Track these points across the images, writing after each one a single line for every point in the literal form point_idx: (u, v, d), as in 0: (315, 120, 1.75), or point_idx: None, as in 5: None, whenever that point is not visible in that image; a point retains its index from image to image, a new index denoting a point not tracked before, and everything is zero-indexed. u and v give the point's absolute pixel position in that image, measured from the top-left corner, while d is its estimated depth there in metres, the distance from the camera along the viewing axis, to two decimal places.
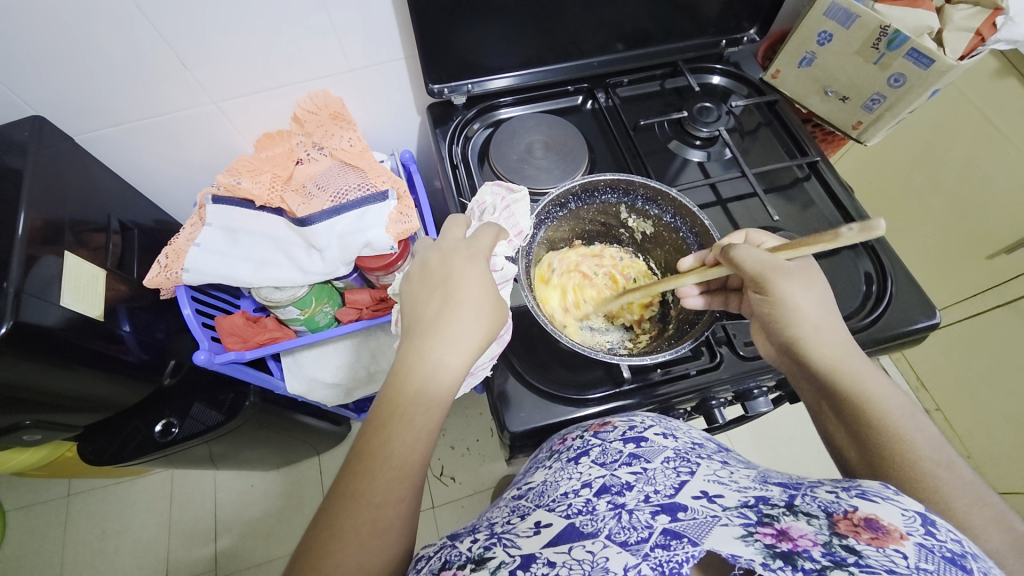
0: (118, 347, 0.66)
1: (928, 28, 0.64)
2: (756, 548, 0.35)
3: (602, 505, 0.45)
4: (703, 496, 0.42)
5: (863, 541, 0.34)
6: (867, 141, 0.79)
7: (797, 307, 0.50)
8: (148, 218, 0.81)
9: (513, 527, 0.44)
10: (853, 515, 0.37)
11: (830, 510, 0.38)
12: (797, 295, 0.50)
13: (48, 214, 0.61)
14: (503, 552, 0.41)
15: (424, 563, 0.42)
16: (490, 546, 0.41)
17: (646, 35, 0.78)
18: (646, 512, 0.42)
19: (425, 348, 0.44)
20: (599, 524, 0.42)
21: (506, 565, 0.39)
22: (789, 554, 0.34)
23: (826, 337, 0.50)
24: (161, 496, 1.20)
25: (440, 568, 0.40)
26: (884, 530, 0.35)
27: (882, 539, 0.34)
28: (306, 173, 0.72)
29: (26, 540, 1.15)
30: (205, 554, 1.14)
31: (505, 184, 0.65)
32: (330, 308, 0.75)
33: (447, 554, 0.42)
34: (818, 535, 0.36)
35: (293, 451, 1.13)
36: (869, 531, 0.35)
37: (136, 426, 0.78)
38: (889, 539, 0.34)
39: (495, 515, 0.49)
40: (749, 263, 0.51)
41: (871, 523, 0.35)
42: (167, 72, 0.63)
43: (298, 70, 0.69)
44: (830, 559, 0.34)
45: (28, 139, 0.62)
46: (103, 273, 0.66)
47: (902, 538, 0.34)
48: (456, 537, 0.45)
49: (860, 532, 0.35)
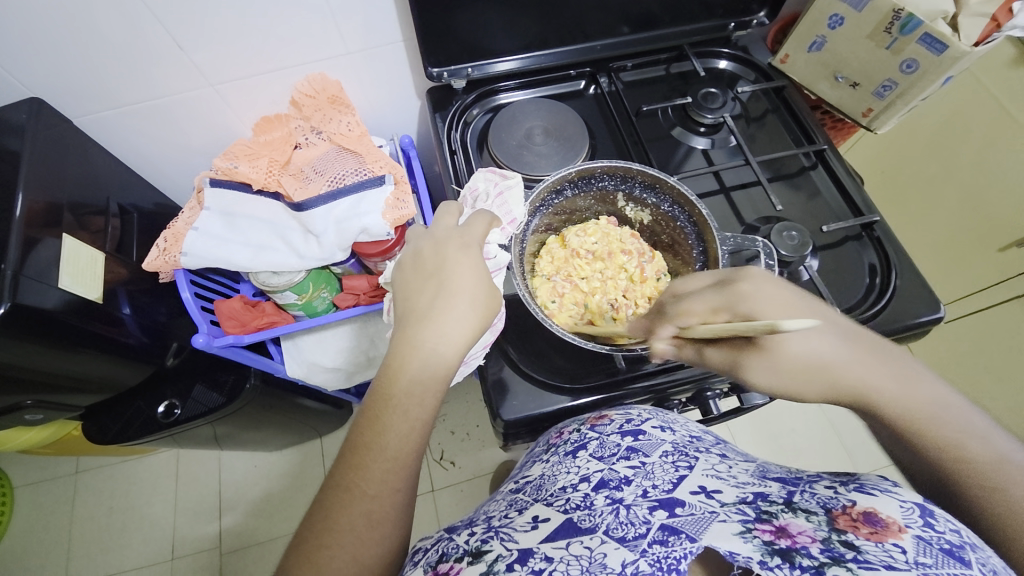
0: (117, 329, 0.66)
1: (943, 12, 0.61)
2: (754, 545, 0.36)
3: (600, 499, 0.45)
4: (702, 492, 0.43)
5: (862, 536, 0.35)
6: (878, 129, 0.77)
7: (799, 347, 0.42)
8: (148, 202, 0.82)
9: (511, 521, 0.44)
10: (852, 510, 0.37)
11: (829, 506, 0.39)
12: (777, 367, 0.43)
13: (46, 195, 0.61)
14: (500, 545, 0.41)
15: (421, 555, 0.43)
16: (488, 540, 0.42)
17: (652, 17, 0.76)
18: (644, 508, 0.42)
19: (418, 337, 0.44)
20: (597, 519, 0.43)
21: (503, 558, 0.39)
22: (787, 552, 0.35)
23: (848, 362, 0.42)
24: (167, 475, 1.23)
25: (438, 561, 0.41)
26: (883, 523, 0.35)
27: (881, 534, 0.34)
28: (303, 158, 0.71)
29: (38, 515, 1.19)
30: (210, 532, 1.17)
31: (499, 170, 0.64)
32: (329, 293, 0.75)
33: (445, 547, 0.42)
34: (817, 532, 0.36)
35: (296, 433, 1.14)
36: (867, 526, 0.35)
37: (140, 406, 0.79)
38: (887, 534, 0.34)
39: (493, 508, 0.50)
40: (714, 358, 0.45)
41: (870, 518, 0.36)
42: (164, 56, 0.63)
43: (295, 55, 0.68)
44: (828, 556, 0.34)
45: (24, 121, 0.62)
46: (103, 256, 0.66)
47: (900, 531, 0.34)
48: (454, 530, 0.45)
49: (859, 527, 0.35)
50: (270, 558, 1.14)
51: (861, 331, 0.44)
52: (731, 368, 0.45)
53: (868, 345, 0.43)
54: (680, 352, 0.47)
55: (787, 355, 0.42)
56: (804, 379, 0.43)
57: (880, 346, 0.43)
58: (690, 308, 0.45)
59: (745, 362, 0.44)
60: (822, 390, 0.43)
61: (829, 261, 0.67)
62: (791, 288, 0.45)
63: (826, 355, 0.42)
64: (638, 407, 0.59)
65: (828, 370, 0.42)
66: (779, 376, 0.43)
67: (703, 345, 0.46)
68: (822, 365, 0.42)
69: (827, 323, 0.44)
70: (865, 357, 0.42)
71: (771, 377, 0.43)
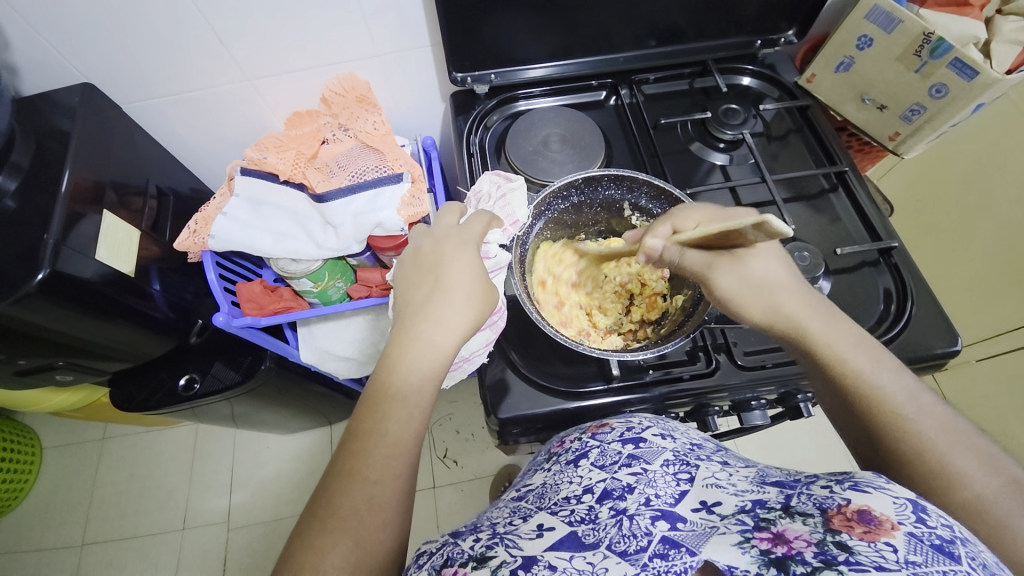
0: (146, 303, 0.71)
1: (974, 37, 0.60)
2: (751, 556, 0.35)
3: (604, 512, 0.45)
4: (702, 507, 0.43)
5: (855, 537, 0.33)
6: (905, 153, 0.75)
7: (761, 265, 0.51)
8: (185, 186, 0.87)
9: (515, 528, 0.45)
10: (846, 510, 0.36)
11: (824, 507, 0.37)
12: (739, 277, 0.51)
13: (92, 174, 0.66)
14: (504, 552, 0.41)
15: (425, 559, 0.43)
16: (493, 546, 0.42)
17: (678, 32, 0.77)
18: (647, 518, 0.42)
19: (416, 329, 0.46)
20: (600, 534, 0.43)
21: (506, 564, 0.39)
22: (783, 560, 0.34)
23: (799, 299, 0.50)
24: (185, 447, 1.28)
25: (442, 565, 0.41)
26: (876, 522, 0.34)
27: (874, 533, 0.33)
28: (330, 153, 0.76)
29: (64, 476, 1.26)
30: (220, 506, 1.22)
31: (504, 172, 0.66)
32: (343, 283, 0.77)
33: (450, 552, 0.42)
34: (812, 535, 0.35)
35: (307, 418, 1.18)
36: (861, 525, 0.34)
37: (163, 378, 0.84)
38: (880, 532, 0.33)
39: (495, 515, 0.51)
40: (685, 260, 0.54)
41: (864, 516, 0.34)
42: (209, 51, 0.68)
43: (327, 54, 0.72)
44: (821, 559, 0.33)
45: (77, 103, 0.68)
46: (138, 233, 0.71)
47: (893, 529, 0.33)
48: (459, 535, 0.45)
49: (853, 527, 0.34)
50: (274, 537, 1.18)
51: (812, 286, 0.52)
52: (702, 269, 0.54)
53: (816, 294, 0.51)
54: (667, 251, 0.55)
55: (749, 266, 0.51)
56: (753, 291, 0.51)
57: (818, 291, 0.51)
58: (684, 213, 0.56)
59: (718, 266, 0.52)
60: (766, 308, 0.50)
61: (842, 285, 0.66)
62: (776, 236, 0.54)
63: (776, 277, 0.51)
64: (642, 414, 0.59)
65: (777, 291, 0.50)
66: (741, 284, 0.51)
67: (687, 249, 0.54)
68: (772, 284, 0.51)
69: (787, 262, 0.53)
70: (806, 297, 0.50)
71: (733, 281, 0.51)
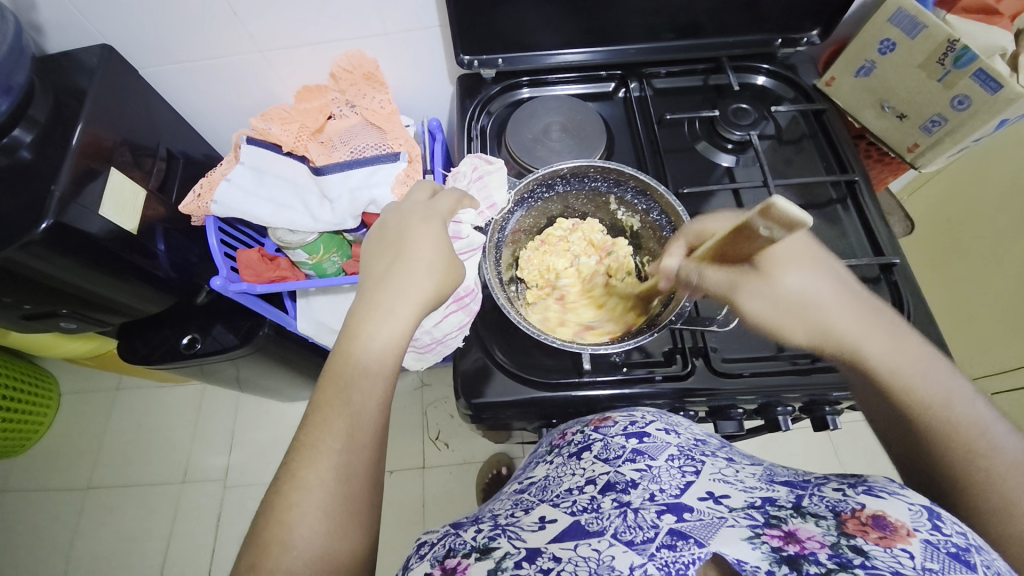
0: (150, 261, 0.74)
1: (1002, 48, 0.57)
2: (763, 552, 0.36)
3: (607, 503, 0.45)
4: (709, 497, 0.43)
5: (871, 541, 0.35)
6: (922, 166, 0.72)
7: (795, 281, 0.49)
8: (197, 152, 0.90)
9: (518, 520, 0.45)
10: (861, 514, 0.37)
11: (837, 510, 0.38)
12: (768, 296, 0.49)
13: (107, 134, 0.69)
14: (507, 543, 0.42)
15: (427, 549, 0.44)
16: (495, 537, 0.43)
17: (697, 26, 0.74)
18: (652, 512, 0.43)
19: (375, 299, 0.47)
20: (604, 523, 0.43)
21: (511, 556, 0.40)
22: (795, 559, 0.35)
23: (844, 312, 0.47)
24: (190, 404, 1.34)
25: (444, 556, 0.42)
26: (891, 528, 0.35)
27: (889, 539, 0.34)
28: (335, 128, 0.77)
29: (77, 421, 1.34)
30: (219, 463, 1.27)
31: (485, 156, 0.67)
32: (338, 258, 0.78)
33: (452, 543, 0.43)
34: (826, 537, 0.36)
35: (304, 388, 1.21)
36: (876, 531, 0.35)
37: (167, 335, 0.88)
38: (896, 538, 0.34)
39: (497, 507, 0.51)
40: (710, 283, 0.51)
41: (878, 521, 0.36)
42: (223, 20, 0.69)
43: (336, 29, 0.73)
44: (836, 562, 0.34)
45: (96, 63, 0.70)
46: (144, 193, 0.73)
47: (908, 535, 0.34)
48: (459, 527, 0.46)
49: (868, 531, 0.35)
50: None
51: (859, 293, 0.49)
52: (727, 288, 0.50)
53: (867, 307, 0.48)
54: (683, 270, 0.53)
55: (782, 284, 0.49)
56: (790, 313, 0.49)
57: (870, 301, 0.48)
58: (708, 225, 0.54)
59: (743, 284, 0.49)
60: (809, 329, 0.48)
61: None
62: (814, 244, 0.51)
63: (817, 294, 0.48)
64: (650, 408, 0.58)
65: (816, 312, 0.48)
66: (772, 306, 0.49)
67: (704, 266, 0.51)
68: (806, 304, 0.48)
69: (827, 270, 0.50)
70: (855, 312, 0.47)
71: (762, 303, 0.49)
